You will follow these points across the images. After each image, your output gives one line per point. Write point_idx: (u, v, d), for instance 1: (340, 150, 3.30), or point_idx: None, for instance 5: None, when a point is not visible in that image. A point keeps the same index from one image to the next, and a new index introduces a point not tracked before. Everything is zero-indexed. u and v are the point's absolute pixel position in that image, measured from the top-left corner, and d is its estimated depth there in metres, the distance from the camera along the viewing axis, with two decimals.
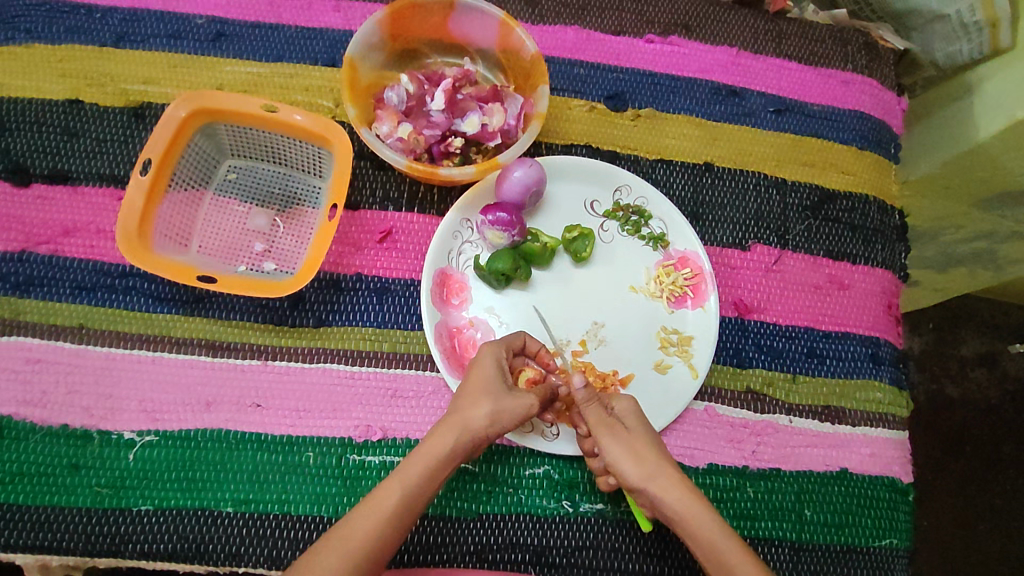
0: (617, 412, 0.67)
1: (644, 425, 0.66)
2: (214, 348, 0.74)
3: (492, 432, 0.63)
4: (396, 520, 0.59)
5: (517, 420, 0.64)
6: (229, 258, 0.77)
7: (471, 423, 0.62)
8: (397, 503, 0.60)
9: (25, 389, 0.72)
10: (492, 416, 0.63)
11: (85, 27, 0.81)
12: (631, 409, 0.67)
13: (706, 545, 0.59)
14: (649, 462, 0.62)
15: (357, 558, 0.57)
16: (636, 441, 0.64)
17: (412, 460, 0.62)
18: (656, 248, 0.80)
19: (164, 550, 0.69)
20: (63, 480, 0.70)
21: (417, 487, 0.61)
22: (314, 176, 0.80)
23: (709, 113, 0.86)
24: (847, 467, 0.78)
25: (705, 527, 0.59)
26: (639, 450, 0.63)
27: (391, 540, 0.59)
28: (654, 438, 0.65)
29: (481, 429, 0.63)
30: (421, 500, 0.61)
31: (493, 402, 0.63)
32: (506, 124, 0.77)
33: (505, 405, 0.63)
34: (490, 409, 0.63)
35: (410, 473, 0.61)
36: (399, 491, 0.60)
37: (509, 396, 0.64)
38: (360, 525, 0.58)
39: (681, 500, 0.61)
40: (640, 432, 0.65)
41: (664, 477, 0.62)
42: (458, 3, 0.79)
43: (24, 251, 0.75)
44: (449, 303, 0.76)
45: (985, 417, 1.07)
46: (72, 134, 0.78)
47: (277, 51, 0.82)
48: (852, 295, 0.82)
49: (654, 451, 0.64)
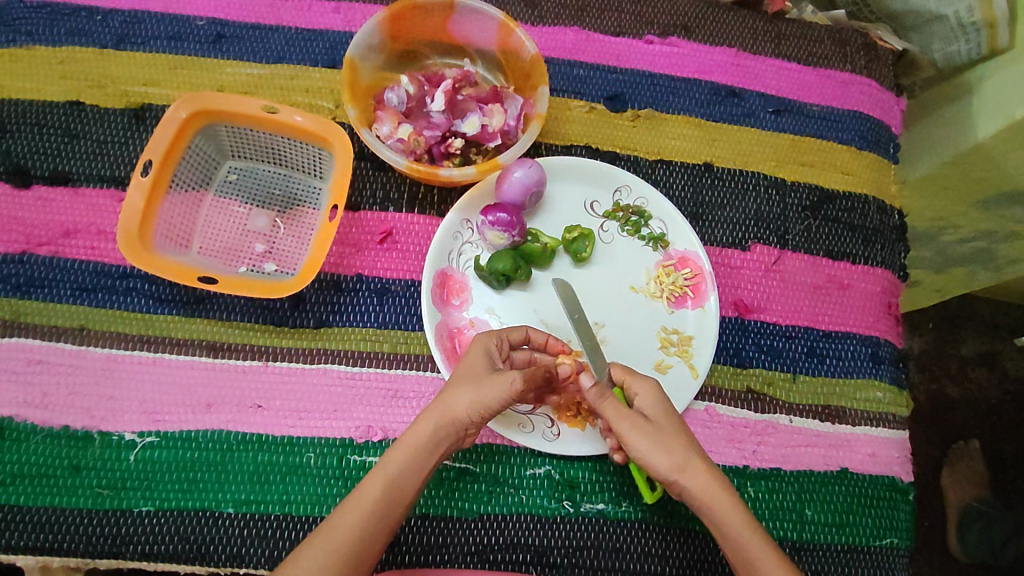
0: (640, 401, 0.64)
1: (671, 412, 0.64)
2: (215, 349, 0.74)
3: (478, 416, 0.62)
4: (383, 511, 0.59)
5: (500, 400, 0.61)
6: (229, 259, 0.77)
7: (453, 407, 0.61)
8: (380, 495, 0.59)
9: (25, 390, 0.72)
10: (473, 400, 0.61)
11: (86, 29, 0.81)
12: (656, 397, 0.64)
13: (730, 536, 0.59)
14: (677, 451, 0.61)
15: (343, 553, 0.57)
16: (664, 429, 0.62)
17: (393, 454, 0.61)
18: (656, 248, 0.80)
19: (165, 551, 0.69)
20: (64, 481, 0.70)
21: (399, 479, 0.60)
22: (314, 176, 0.80)
23: (708, 113, 0.86)
24: (847, 467, 0.78)
25: (732, 519, 0.59)
26: (667, 441, 0.61)
27: (378, 531, 0.59)
28: (681, 424, 0.64)
29: (462, 413, 0.61)
30: (406, 491, 0.60)
31: (474, 385, 0.62)
32: (506, 125, 0.77)
33: (486, 388, 0.61)
34: (469, 393, 0.61)
35: (392, 463, 0.61)
36: (381, 483, 0.60)
37: (491, 379, 0.61)
38: (346, 520, 0.58)
39: (710, 491, 0.60)
40: (666, 421, 0.63)
41: (694, 468, 0.61)
42: (459, 4, 0.79)
43: (24, 252, 0.75)
44: (449, 303, 0.76)
45: (984, 418, 1.07)
46: (72, 136, 0.78)
47: (278, 52, 0.83)
48: (852, 295, 0.82)
49: (682, 439, 0.62)
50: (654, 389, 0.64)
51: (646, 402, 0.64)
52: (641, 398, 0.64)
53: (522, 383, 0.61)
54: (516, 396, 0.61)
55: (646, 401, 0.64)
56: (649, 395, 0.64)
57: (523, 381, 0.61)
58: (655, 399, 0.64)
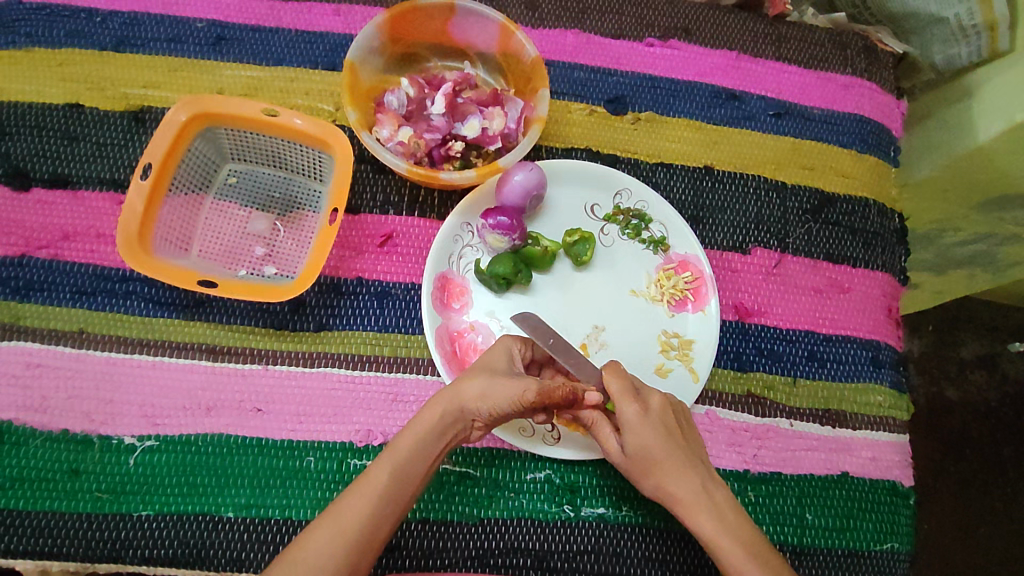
0: (624, 420, 0.61)
1: (654, 433, 0.61)
2: (215, 352, 0.74)
3: (487, 411, 0.62)
4: (391, 496, 0.59)
5: (511, 403, 0.60)
6: (229, 263, 0.77)
7: (462, 396, 0.62)
8: (388, 480, 0.60)
9: (25, 394, 0.72)
10: (484, 391, 0.62)
11: (85, 31, 0.81)
12: (640, 420, 0.61)
13: (712, 550, 0.60)
14: (657, 471, 0.62)
15: (351, 536, 0.57)
16: (643, 454, 0.61)
17: (400, 440, 0.61)
18: (656, 251, 0.80)
19: (165, 555, 0.69)
20: (64, 485, 0.70)
21: (408, 465, 0.61)
22: (314, 180, 0.80)
23: (708, 116, 0.86)
24: (847, 471, 0.78)
25: (710, 536, 0.60)
26: (646, 469, 0.62)
27: (386, 515, 0.59)
28: (671, 441, 0.62)
29: (472, 403, 0.62)
30: (412, 477, 0.61)
31: (489, 377, 0.62)
32: (506, 128, 0.77)
33: (498, 382, 0.62)
34: (483, 383, 0.62)
35: (401, 450, 0.61)
36: (389, 468, 0.60)
37: (507, 379, 0.61)
38: (355, 503, 0.58)
39: (690, 505, 0.61)
40: (648, 446, 0.61)
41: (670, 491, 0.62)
42: (458, 7, 0.79)
43: (23, 255, 0.75)
44: (449, 307, 0.76)
45: (985, 420, 1.07)
46: (72, 138, 0.78)
47: (278, 55, 0.82)
48: (853, 298, 0.82)
49: (663, 461, 0.61)
50: (637, 410, 0.61)
51: (630, 423, 0.61)
52: (626, 419, 0.61)
53: (534, 394, 0.59)
54: (527, 405, 0.60)
55: (631, 424, 0.61)
56: (632, 420, 0.61)
57: (534, 391, 0.59)
58: (640, 420, 0.61)
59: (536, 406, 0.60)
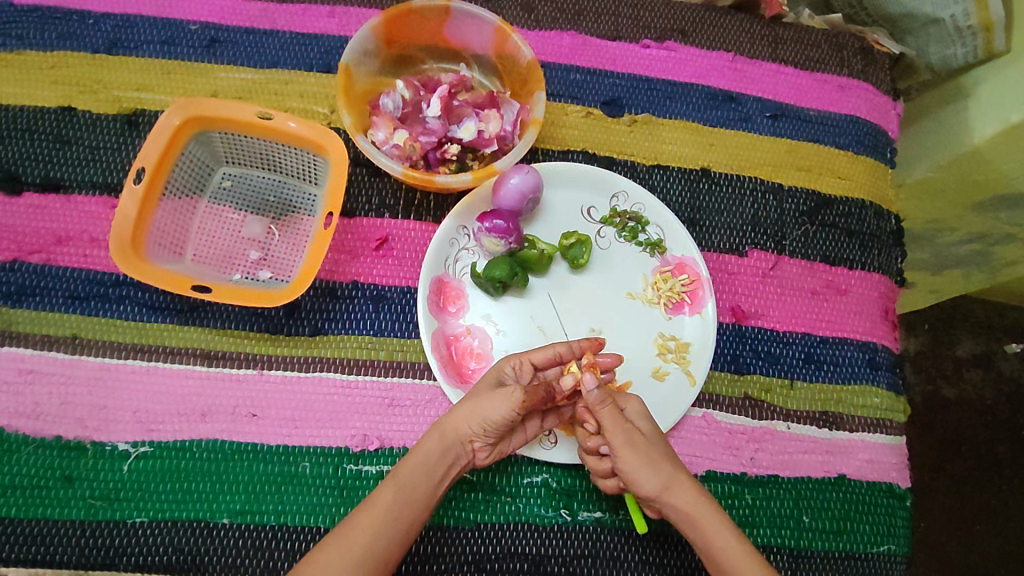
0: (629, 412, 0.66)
1: (654, 428, 0.66)
2: (209, 357, 0.74)
3: (482, 429, 0.63)
4: (393, 519, 0.60)
5: (502, 411, 0.61)
6: (223, 267, 0.77)
7: (454, 421, 0.63)
8: (391, 502, 0.60)
9: (18, 400, 0.71)
10: (474, 411, 0.62)
11: (76, 33, 0.81)
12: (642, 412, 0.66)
13: (714, 547, 0.61)
14: (667, 462, 0.63)
15: (354, 557, 0.57)
16: (654, 440, 0.64)
17: (403, 465, 0.62)
18: (653, 253, 0.80)
19: (159, 563, 0.68)
20: (57, 492, 0.69)
21: (411, 487, 0.61)
22: (309, 183, 0.79)
23: (704, 118, 0.85)
24: (844, 473, 0.78)
25: (717, 528, 0.61)
26: (655, 459, 0.62)
27: (390, 538, 0.59)
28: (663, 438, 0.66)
29: (466, 425, 0.63)
30: (416, 500, 0.61)
31: (478, 398, 0.63)
32: (502, 130, 0.77)
33: (487, 400, 0.62)
34: (472, 404, 0.63)
35: (403, 472, 0.62)
36: (391, 491, 0.61)
37: (494, 393, 0.62)
38: (358, 524, 0.59)
39: (693, 504, 0.62)
40: (653, 437, 0.65)
41: (678, 484, 0.62)
42: (453, 9, 0.78)
43: (14, 261, 0.74)
44: (445, 310, 0.76)
45: (981, 418, 1.07)
46: (65, 142, 0.78)
47: (272, 57, 0.82)
48: (849, 300, 0.82)
49: (667, 451, 0.64)
50: (639, 405, 0.66)
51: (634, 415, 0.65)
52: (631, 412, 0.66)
53: (522, 392, 0.61)
54: (518, 407, 0.61)
55: (635, 415, 0.66)
56: (636, 411, 0.66)
57: (521, 392, 0.61)
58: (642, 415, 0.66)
59: (526, 407, 0.62)
